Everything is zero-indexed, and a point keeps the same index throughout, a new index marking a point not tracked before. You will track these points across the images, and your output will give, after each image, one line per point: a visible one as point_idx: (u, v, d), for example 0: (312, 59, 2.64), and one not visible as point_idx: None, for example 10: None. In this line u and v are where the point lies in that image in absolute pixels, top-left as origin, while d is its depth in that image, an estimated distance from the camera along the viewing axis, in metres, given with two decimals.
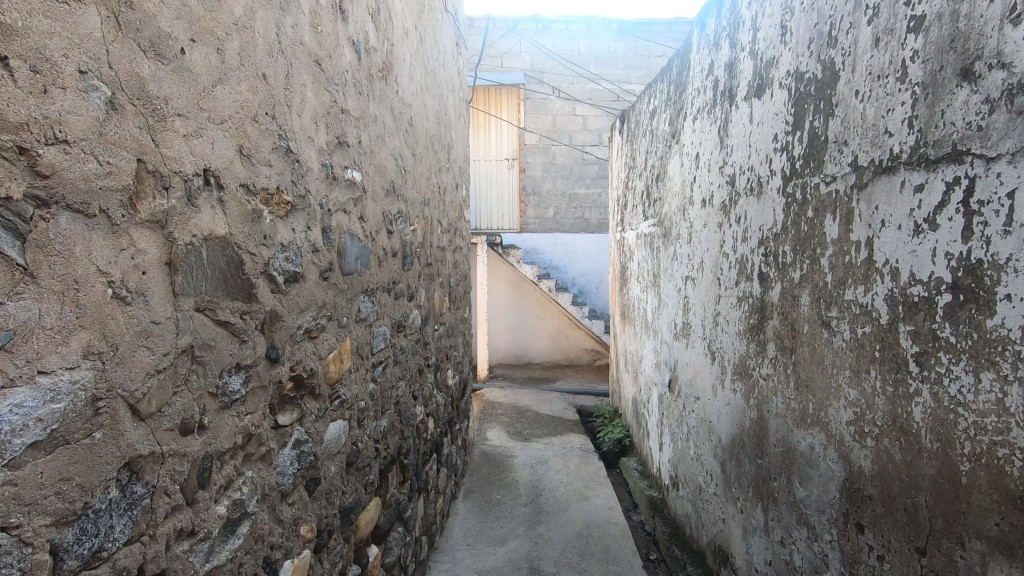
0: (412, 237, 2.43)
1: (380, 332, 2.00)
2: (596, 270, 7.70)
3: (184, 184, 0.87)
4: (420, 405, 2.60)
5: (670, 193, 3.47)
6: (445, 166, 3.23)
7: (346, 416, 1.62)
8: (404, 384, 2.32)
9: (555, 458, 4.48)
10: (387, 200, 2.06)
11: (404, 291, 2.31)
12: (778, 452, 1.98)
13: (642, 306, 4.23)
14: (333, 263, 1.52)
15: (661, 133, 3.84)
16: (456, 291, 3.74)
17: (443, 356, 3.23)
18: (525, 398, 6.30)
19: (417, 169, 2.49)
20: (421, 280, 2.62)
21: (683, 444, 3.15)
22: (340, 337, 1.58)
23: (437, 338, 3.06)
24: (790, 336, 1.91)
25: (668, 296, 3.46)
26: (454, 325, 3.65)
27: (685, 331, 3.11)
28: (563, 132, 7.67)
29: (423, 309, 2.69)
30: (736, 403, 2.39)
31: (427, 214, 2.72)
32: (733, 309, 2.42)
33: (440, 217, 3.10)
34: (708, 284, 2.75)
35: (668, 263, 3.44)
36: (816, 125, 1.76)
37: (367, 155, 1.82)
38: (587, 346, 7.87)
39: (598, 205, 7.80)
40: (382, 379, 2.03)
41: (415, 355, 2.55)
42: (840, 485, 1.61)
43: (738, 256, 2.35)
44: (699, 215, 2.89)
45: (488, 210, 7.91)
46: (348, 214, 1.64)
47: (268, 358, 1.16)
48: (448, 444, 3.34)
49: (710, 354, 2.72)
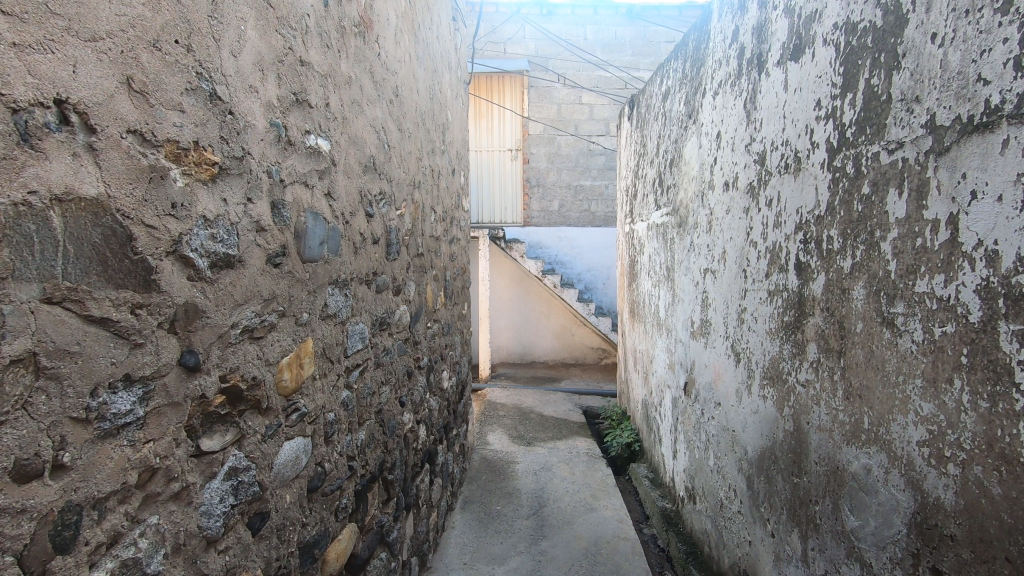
0: (398, 223, 2.16)
1: (357, 330, 1.72)
2: (603, 265, 7.41)
3: (11, 114, 0.60)
4: (409, 413, 2.33)
5: (686, 179, 3.18)
6: (440, 148, 2.95)
7: (306, 433, 1.34)
8: (389, 389, 2.05)
9: (559, 464, 4.21)
10: (366, 178, 1.78)
11: (388, 284, 2.04)
12: (821, 472, 1.70)
13: (654, 302, 3.94)
14: (289, 247, 1.24)
15: (675, 115, 3.54)
16: (453, 285, 3.47)
17: (437, 356, 2.95)
18: (529, 399, 6.03)
19: (405, 147, 2.22)
20: (410, 272, 2.34)
21: (702, 454, 2.87)
22: (299, 337, 1.30)
23: (430, 337, 2.78)
24: (837, 336, 1.62)
25: (683, 291, 3.17)
26: (451, 321, 3.38)
27: (704, 329, 2.82)
28: (569, 121, 7.37)
29: (412, 305, 2.42)
30: (766, 412, 2.10)
31: (417, 198, 2.44)
32: (763, 305, 2.13)
33: (433, 204, 2.82)
34: (731, 277, 2.45)
35: (684, 255, 3.16)
36: (873, 82, 1.46)
37: (338, 122, 1.54)
38: (593, 344, 7.60)
39: (604, 198, 7.50)
40: (360, 386, 1.75)
41: (404, 356, 2.28)
42: (906, 517, 1.33)
43: (770, 245, 2.07)
44: (721, 200, 2.60)
45: (491, 203, 7.61)
46: (311, 188, 1.36)
47: (183, 366, 0.88)
48: (442, 453, 3.07)
49: (733, 355, 2.43)
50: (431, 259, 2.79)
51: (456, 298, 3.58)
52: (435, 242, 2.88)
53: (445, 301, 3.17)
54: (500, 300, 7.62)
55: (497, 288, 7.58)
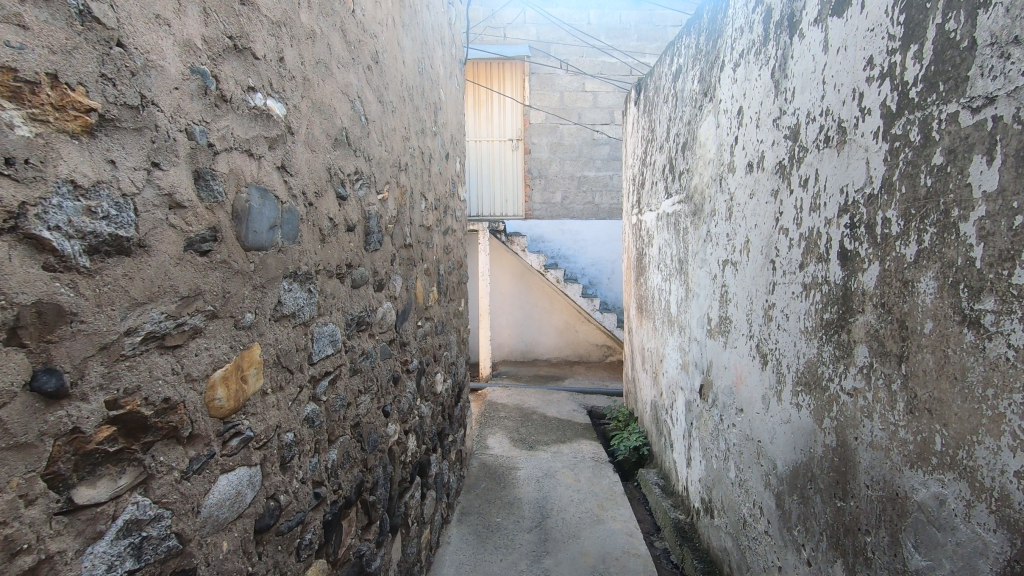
0: (381, 208, 1.90)
1: (326, 332, 1.47)
2: (608, 259, 7.12)
3: None
4: (396, 423, 2.08)
5: (701, 162, 2.91)
6: (431, 129, 2.68)
7: (254, 462, 1.09)
8: (369, 398, 1.79)
9: (563, 470, 3.96)
10: (336, 155, 1.52)
11: (367, 278, 1.78)
12: (873, 497, 1.44)
13: (664, 298, 3.69)
14: (224, 231, 0.99)
15: (688, 95, 3.27)
16: (448, 279, 3.21)
17: (430, 358, 2.69)
18: (531, 399, 5.78)
19: (388, 123, 1.95)
20: (395, 264, 2.08)
21: (720, 464, 2.61)
22: (242, 344, 1.05)
23: (421, 336, 2.53)
24: (896, 337, 1.36)
25: (699, 286, 2.90)
26: (446, 318, 3.13)
27: (723, 328, 2.56)
28: (572, 109, 7.08)
29: (399, 302, 2.16)
30: (801, 422, 1.84)
31: (403, 181, 2.18)
32: (797, 300, 1.86)
33: (424, 190, 2.56)
34: (757, 269, 2.19)
35: (699, 246, 2.89)
36: (949, 28, 1.20)
37: (297, 83, 1.28)
38: (598, 341, 7.34)
39: (609, 189, 7.23)
40: (331, 397, 1.50)
41: (388, 360, 2.02)
42: (996, 563, 1.08)
43: (805, 231, 1.81)
44: (744, 184, 2.33)
45: (491, 195, 7.34)
46: (258, 160, 1.10)
47: (32, 392, 0.63)
48: (436, 463, 2.81)
49: (759, 357, 2.17)
50: (421, 250, 2.53)
51: (451, 294, 3.31)
52: (426, 232, 2.62)
53: (438, 297, 2.90)
54: (501, 296, 7.36)
55: (498, 283, 7.32)
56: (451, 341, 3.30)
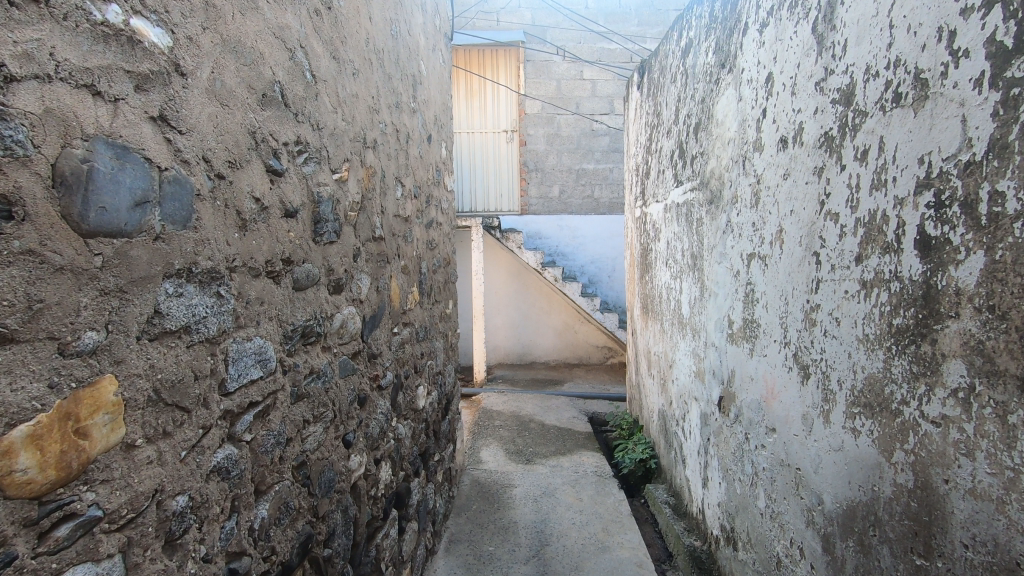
0: (338, 190, 1.54)
1: (251, 349, 1.11)
2: (608, 256, 6.80)
3: None
4: (362, 454, 1.72)
5: (718, 143, 2.56)
6: (408, 105, 2.32)
7: (107, 554, 0.74)
8: (323, 429, 1.43)
9: (563, 487, 3.61)
10: (266, 115, 1.16)
11: (317, 277, 1.42)
12: (976, 563, 1.09)
13: (674, 297, 3.34)
14: (33, 205, 0.63)
15: (701, 70, 2.92)
16: (432, 278, 2.85)
17: (409, 369, 2.33)
18: (529, 406, 5.43)
19: (348, 87, 1.60)
20: (360, 261, 1.73)
21: (746, 490, 2.26)
22: (79, 381, 0.69)
23: (397, 345, 2.17)
24: (1013, 353, 1.01)
25: (717, 284, 2.55)
26: (430, 323, 2.77)
27: (749, 332, 2.21)
28: (569, 98, 6.73)
29: (367, 306, 1.80)
30: (860, 453, 1.49)
31: (371, 161, 1.82)
32: (853, 301, 1.51)
33: (400, 176, 2.20)
34: (793, 263, 1.84)
35: (718, 238, 2.54)
36: None
37: (194, 6, 0.92)
38: (598, 342, 6.98)
39: (609, 182, 6.87)
40: (259, 434, 1.14)
41: (351, 377, 1.66)
42: None
43: (865, 215, 1.45)
44: (776, 164, 1.98)
45: (485, 189, 6.94)
46: (111, 103, 0.74)
47: None
48: (418, 489, 2.46)
49: (797, 368, 1.82)
50: (397, 245, 2.17)
51: (437, 295, 2.95)
52: (403, 224, 2.26)
53: (420, 299, 2.55)
54: (496, 296, 7.00)
55: (493, 282, 6.96)
56: (437, 348, 2.94)
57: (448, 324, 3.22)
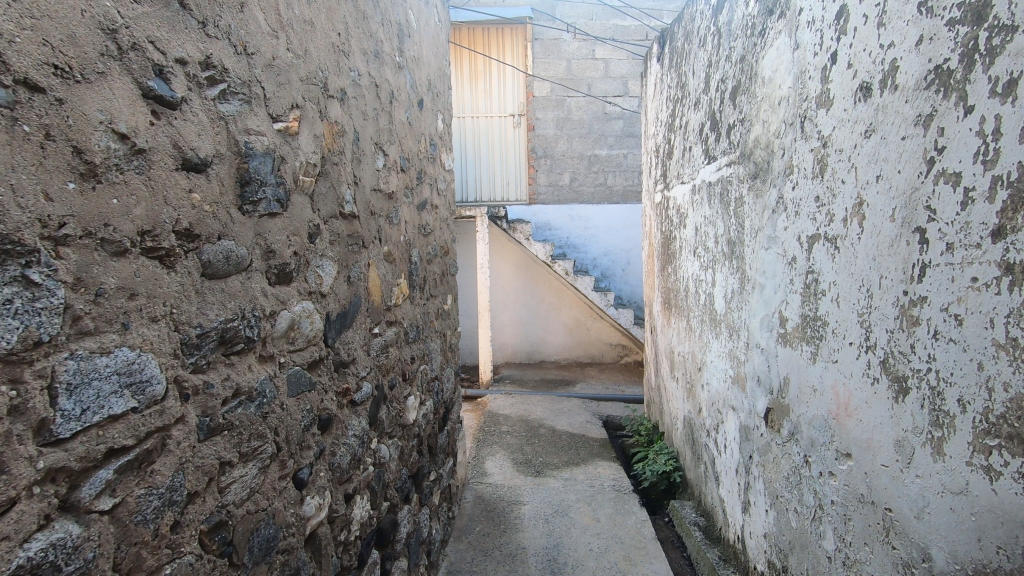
0: (282, 144, 1.15)
1: (113, 367, 0.72)
2: (622, 248, 6.40)
3: None
4: (325, 492, 1.34)
5: (765, 105, 2.14)
6: (393, 58, 1.92)
7: None
8: (258, 470, 1.05)
9: (578, 504, 3.22)
10: (142, 11, 0.77)
11: (247, 261, 1.03)
12: None
13: (705, 291, 2.92)
14: None
15: (739, 23, 2.49)
16: (426, 268, 2.45)
17: (396, 377, 1.95)
18: (538, 409, 5.05)
19: (299, 9, 1.20)
20: (321, 242, 1.33)
21: (804, 525, 1.86)
22: None
23: (379, 349, 1.78)
24: None
25: (764, 274, 2.13)
26: (423, 322, 2.38)
27: (810, 332, 1.80)
28: (580, 79, 6.31)
29: (332, 300, 1.41)
30: (999, 503, 1.08)
31: (336, 117, 1.43)
32: (988, 293, 1.10)
33: (381, 143, 1.81)
34: (882, 244, 1.43)
35: (764, 219, 2.12)
36: None
37: None
38: (612, 340, 6.57)
39: (623, 169, 6.45)
40: (133, 495, 0.75)
41: (307, 394, 1.28)
42: None
43: (1013, 172, 1.04)
44: (853, 119, 1.56)
45: (491, 177, 6.51)
46: None
47: None
48: (408, 518, 2.08)
49: (886, 380, 1.42)
50: (378, 226, 1.78)
51: (432, 288, 2.56)
52: (387, 203, 1.87)
53: (410, 292, 2.15)
54: (503, 291, 6.60)
55: (499, 276, 6.56)
56: (433, 351, 2.55)
57: (446, 322, 2.83)
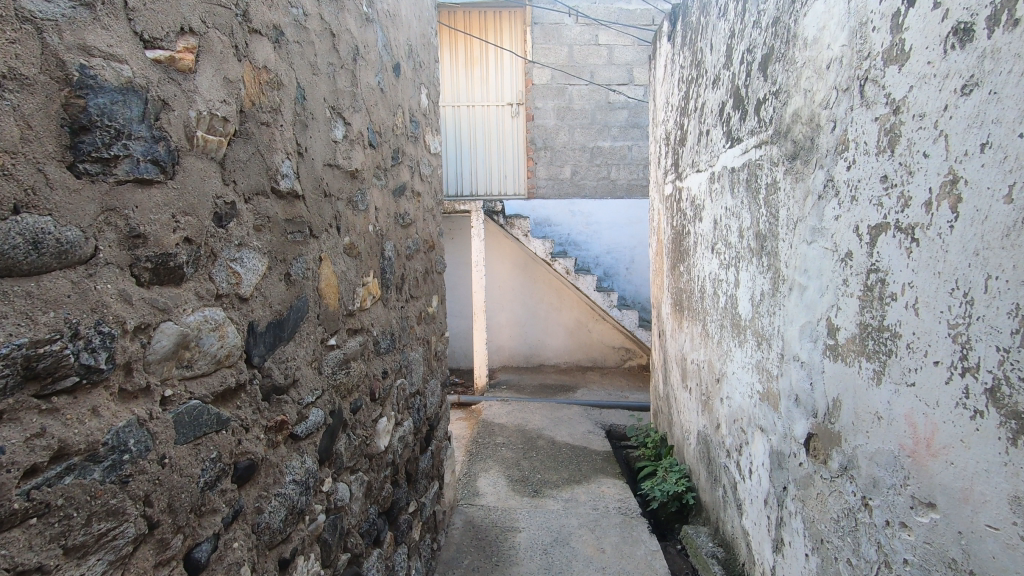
0: (164, 82, 0.80)
1: None
2: (626, 246, 6.10)
3: None
4: (243, 566, 0.99)
5: (808, 71, 1.79)
6: (358, 7, 1.57)
7: None
8: (108, 565, 0.71)
9: (580, 531, 2.87)
10: None
11: (88, 250, 0.68)
12: None
13: (726, 292, 2.57)
14: None
15: None
16: (405, 264, 2.10)
17: (361, 397, 1.60)
18: (536, 418, 4.71)
19: None
20: (237, 226, 0.98)
21: None
22: None
23: (335, 365, 1.43)
24: None
25: (805, 273, 1.79)
26: (401, 328, 2.04)
27: (872, 345, 1.45)
28: (583, 66, 5.95)
29: (260, 305, 1.06)
30: None
31: (267, 60, 1.08)
32: None
33: (340, 108, 1.46)
34: (991, 234, 1.08)
35: (807, 207, 1.78)
36: None
37: None
38: (614, 343, 6.23)
39: (627, 162, 6.09)
40: None
41: (213, 436, 0.92)
42: None
43: None
44: (940, 74, 1.21)
45: (487, 170, 6.13)
46: None
47: None
48: (378, 566, 1.73)
49: (996, 416, 1.07)
50: (335, 210, 1.42)
51: (413, 289, 2.21)
52: (349, 183, 1.51)
53: (382, 293, 1.81)
54: (500, 291, 6.25)
55: (496, 275, 6.21)
56: (413, 361, 2.20)
57: (430, 327, 2.48)
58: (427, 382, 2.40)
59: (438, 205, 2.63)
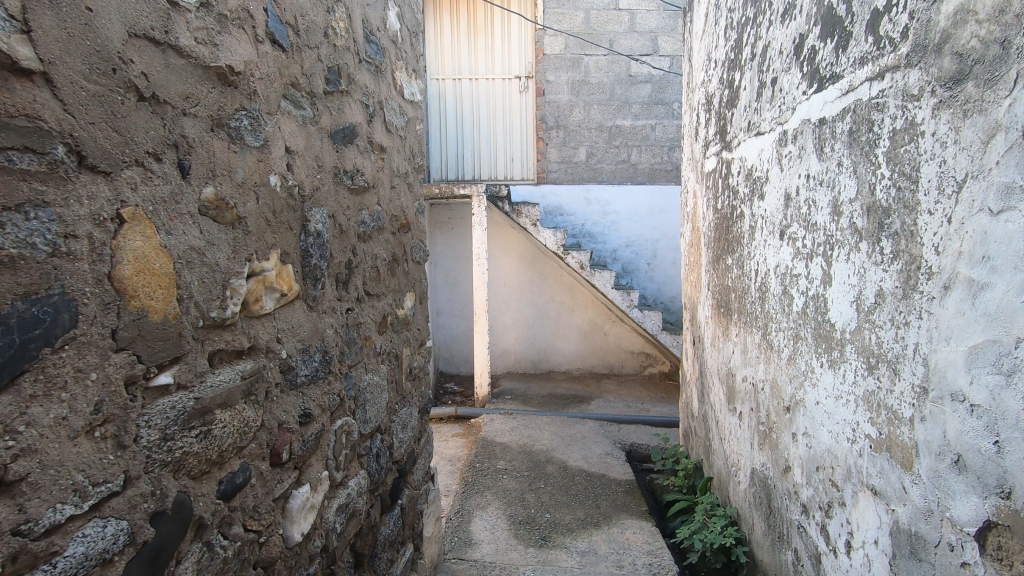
0: None
1: None
2: (648, 238, 5.42)
3: None
4: None
5: None
6: None
7: None
8: None
9: None
10: None
11: None
12: None
13: (805, 291, 1.91)
14: None
15: None
16: (356, 247, 1.44)
17: (250, 466, 1.02)
18: (546, 436, 4.05)
19: None
20: None
21: None
22: None
23: (174, 422, 0.86)
24: None
25: (985, 261, 1.11)
26: (347, 339, 1.38)
27: None
28: (601, 33, 5.26)
29: None
30: None
31: None
32: None
33: None
34: None
35: (982, 156, 1.12)
36: None
37: None
38: (633, 348, 5.55)
39: (650, 143, 5.39)
40: None
41: None
42: None
43: None
44: None
45: (492, 150, 5.46)
46: None
47: None
48: None
49: None
50: (158, 118, 0.85)
51: (370, 281, 1.56)
52: (207, 73, 0.93)
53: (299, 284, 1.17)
54: (505, 288, 5.58)
55: (501, 270, 5.54)
56: (370, 387, 1.54)
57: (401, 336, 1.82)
58: (395, 413, 1.74)
59: (416, 173, 1.97)
